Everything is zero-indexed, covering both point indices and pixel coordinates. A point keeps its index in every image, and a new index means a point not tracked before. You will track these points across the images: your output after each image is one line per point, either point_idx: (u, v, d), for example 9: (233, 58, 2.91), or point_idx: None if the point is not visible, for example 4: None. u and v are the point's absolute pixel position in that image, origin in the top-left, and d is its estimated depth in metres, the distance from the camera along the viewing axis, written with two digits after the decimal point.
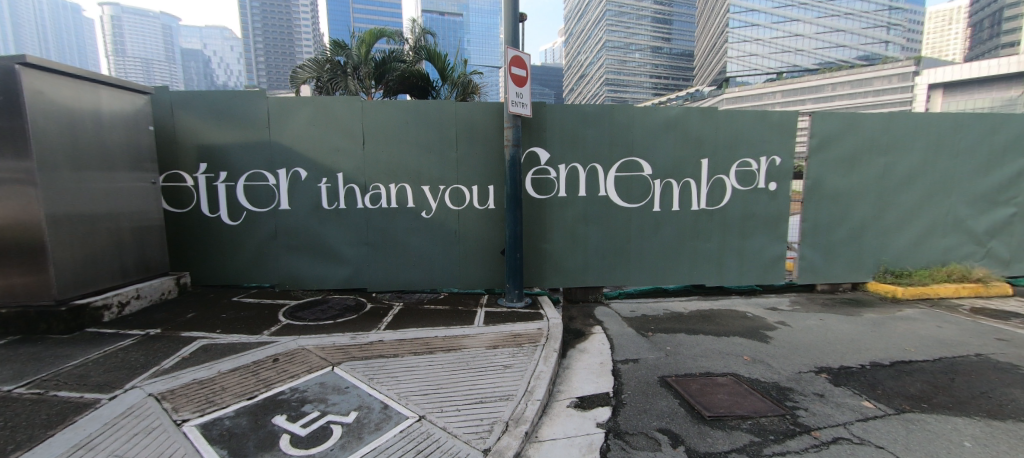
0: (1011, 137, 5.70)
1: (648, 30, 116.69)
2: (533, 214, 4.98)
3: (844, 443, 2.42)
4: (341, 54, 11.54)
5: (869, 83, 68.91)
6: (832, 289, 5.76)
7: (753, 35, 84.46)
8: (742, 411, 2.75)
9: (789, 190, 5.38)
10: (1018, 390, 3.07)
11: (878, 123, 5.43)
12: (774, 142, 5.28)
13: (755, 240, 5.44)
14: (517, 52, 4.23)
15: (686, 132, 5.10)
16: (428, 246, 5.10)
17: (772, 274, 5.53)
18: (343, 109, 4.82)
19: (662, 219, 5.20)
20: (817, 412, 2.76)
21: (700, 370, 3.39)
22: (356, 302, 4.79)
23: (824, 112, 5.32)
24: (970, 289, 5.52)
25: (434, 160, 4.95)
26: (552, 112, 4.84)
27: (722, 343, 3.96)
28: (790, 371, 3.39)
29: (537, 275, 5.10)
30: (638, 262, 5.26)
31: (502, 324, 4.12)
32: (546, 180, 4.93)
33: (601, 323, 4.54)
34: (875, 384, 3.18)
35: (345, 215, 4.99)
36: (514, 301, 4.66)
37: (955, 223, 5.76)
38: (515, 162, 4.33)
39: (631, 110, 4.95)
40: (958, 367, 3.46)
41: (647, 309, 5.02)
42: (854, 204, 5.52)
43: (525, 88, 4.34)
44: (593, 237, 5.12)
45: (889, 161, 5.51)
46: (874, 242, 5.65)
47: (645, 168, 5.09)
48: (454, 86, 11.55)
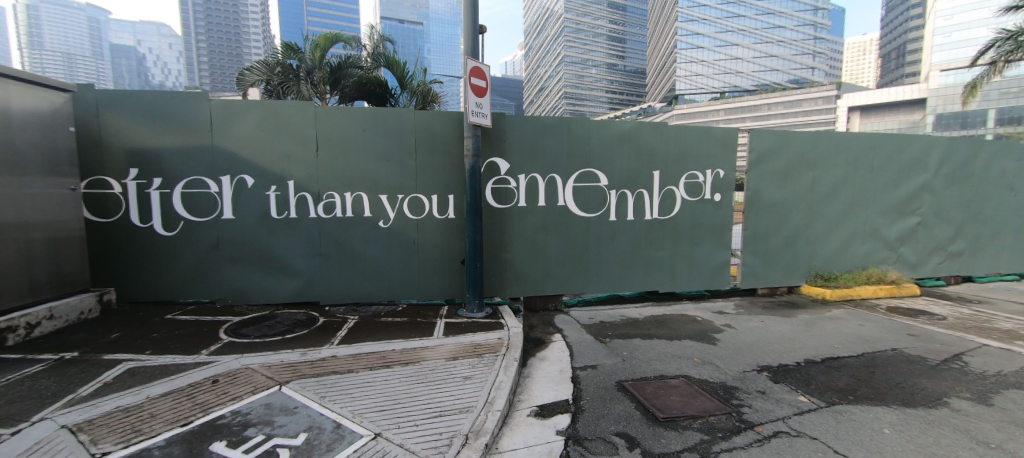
0: (913, 155, 6.48)
1: (604, 48, 122.09)
2: (494, 224, 4.99)
3: (783, 436, 2.59)
4: (293, 57, 11.14)
5: (799, 105, 75.89)
6: (770, 292, 6.21)
7: (699, 57, 90.60)
8: (693, 411, 2.87)
9: (732, 201, 5.78)
10: (926, 380, 3.45)
11: (807, 141, 5.98)
12: (717, 156, 5.67)
13: (703, 248, 5.77)
14: (476, 63, 4.25)
15: (639, 145, 5.35)
16: (386, 257, 4.95)
17: (719, 279, 5.88)
18: (294, 114, 4.61)
19: (618, 228, 5.39)
20: (760, 408, 2.95)
21: (654, 373, 3.51)
22: (308, 316, 4.55)
23: (760, 129, 5.78)
24: (886, 290, 6.16)
25: (392, 169, 4.85)
26: (511, 123, 4.91)
27: (674, 346, 4.15)
28: (736, 371, 3.60)
29: (498, 285, 5.10)
30: (596, 270, 5.40)
31: (461, 334, 4.07)
32: (506, 190, 4.97)
33: (561, 331, 4.60)
34: (808, 379, 3.44)
35: (296, 225, 4.75)
36: (474, 311, 4.62)
37: (872, 231, 6.42)
38: (475, 172, 4.34)
39: (588, 123, 5.12)
40: (877, 361, 3.84)
41: (605, 316, 5.15)
42: (788, 214, 6.01)
43: (484, 99, 4.38)
44: (552, 246, 5.21)
45: (816, 175, 6.07)
46: (805, 249, 6.16)
47: (601, 179, 5.27)
48: (413, 95, 11.22)
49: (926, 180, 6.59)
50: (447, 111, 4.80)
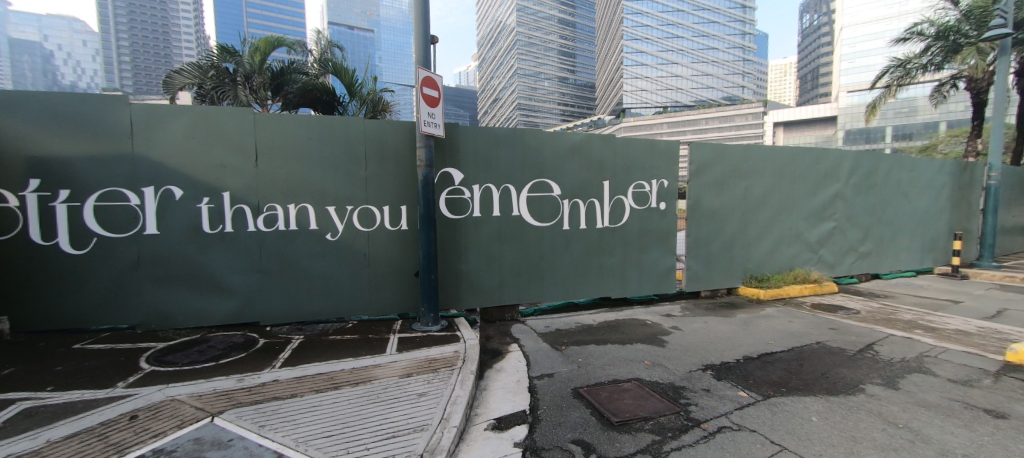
0: (828, 167, 7.24)
1: (555, 62, 126.15)
2: (448, 235, 4.92)
3: (727, 431, 2.74)
4: (229, 60, 10.40)
5: (733, 120, 82.52)
6: (712, 294, 6.62)
7: (644, 73, 96.11)
8: (645, 413, 2.97)
9: (676, 209, 6.13)
10: (845, 370, 3.81)
11: (739, 153, 6.49)
12: (661, 167, 6.00)
13: (651, 254, 6.05)
14: (428, 73, 4.20)
15: (590, 156, 5.54)
16: (335, 272, 4.72)
17: (666, 284, 6.19)
18: (230, 121, 4.30)
19: (571, 237, 5.52)
20: (705, 406, 3.10)
21: (608, 378, 3.60)
22: (246, 338, 4.20)
23: (699, 142, 6.19)
24: (811, 288, 6.78)
25: (340, 179, 4.65)
26: (464, 134, 4.90)
27: (626, 350, 4.29)
28: (683, 371, 3.78)
29: (454, 297, 5.02)
30: (551, 278, 5.47)
31: (416, 349, 3.94)
32: (461, 200, 4.93)
33: (517, 341, 4.60)
34: (747, 375, 3.68)
35: (232, 240, 4.40)
36: (429, 324, 4.50)
37: (797, 235, 7.06)
38: (428, 182, 4.27)
39: (540, 134, 5.23)
40: (805, 354, 4.20)
41: (560, 323, 5.23)
42: (724, 221, 6.47)
43: (437, 109, 4.34)
44: (507, 256, 5.22)
45: (748, 184, 6.59)
46: (741, 252, 6.65)
47: (554, 189, 5.38)
48: (363, 103, 10.99)
49: (839, 189, 7.38)
50: (398, 121, 4.70)
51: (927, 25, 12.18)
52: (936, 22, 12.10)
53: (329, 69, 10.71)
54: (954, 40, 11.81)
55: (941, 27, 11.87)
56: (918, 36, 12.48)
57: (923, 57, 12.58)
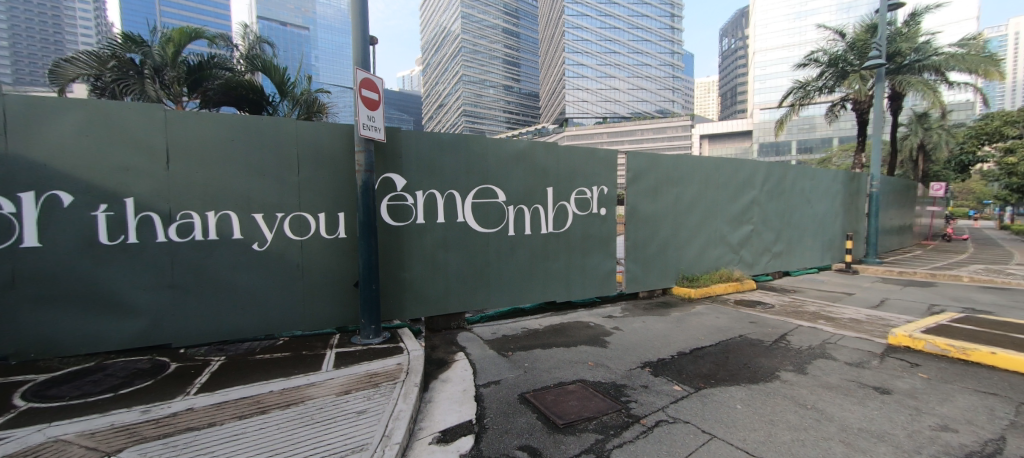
0: (745, 176, 8.00)
1: (500, 71, 127.94)
2: (390, 243, 4.73)
3: (663, 425, 2.88)
4: (135, 51, 9.27)
5: (665, 131, 88.65)
6: (649, 295, 7.01)
7: (585, 85, 100.39)
8: (588, 413, 3.04)
9: (615, 215, 6.43)
10: (763, 359, 4.20)
11: (670, 162, 6.97)
12: (600, 175, 6.27)
13: (593, 258, 6.27)
14: (367, 74, 4.04)
15: (533, 163, 5.64)
16: (263, 285, 4.34)
17: (607, 286, 6.45)
18: (136, 119, 3.81)
19: (516, 242, 5.56)
20: (644, 402, 3.25)
21: (554, 381, 3.65)
22: (154, 363, 3.71)
23: (634, 151, 6.55)
24: (734, 286, 7.41)
25: (269, 184, 4.31)
26: (406, 138, 4.76)
27: (571, 353, 4.38)
28: (624, 369, 3.94)
29: (397, 307, 4.82)
30: (497, 284, 5.46)
31: (355, 364, 3.73)
32: (403, 207, 4.77)
33: (464, 349, 4.52)
34: (680, 370, 3.92)
35: (137, 252, 3.88)
36: (370, 337, 4.29)
37: (721, 238, 7.71)
38: (368, 188, 4.08)
39: (484, 140, 5.24)
40: (730, 347, 4.57)
41: (507, 329, 5.23)
42: (659, 225, 6.89)
43: (377, 112, 4.18)
44: (452, 263, 5.13)
45: (678, 191, 7.09)
46: (674, 255, 7.12)
47: (499, 195, 5.40)
48: (295, 104, 10.50)
49: (755, 196, 8.18)
50: (334, 123, 4.46)
51: (822, 54, 14.01)
52: (828, 51, 13.96)
53: (257, 67, 9.92)
54: (843, 68, 13.73)
55: (832, 56, 13.75)
56: (816, 63, 14.30)
57: (818, 81, 14.41)
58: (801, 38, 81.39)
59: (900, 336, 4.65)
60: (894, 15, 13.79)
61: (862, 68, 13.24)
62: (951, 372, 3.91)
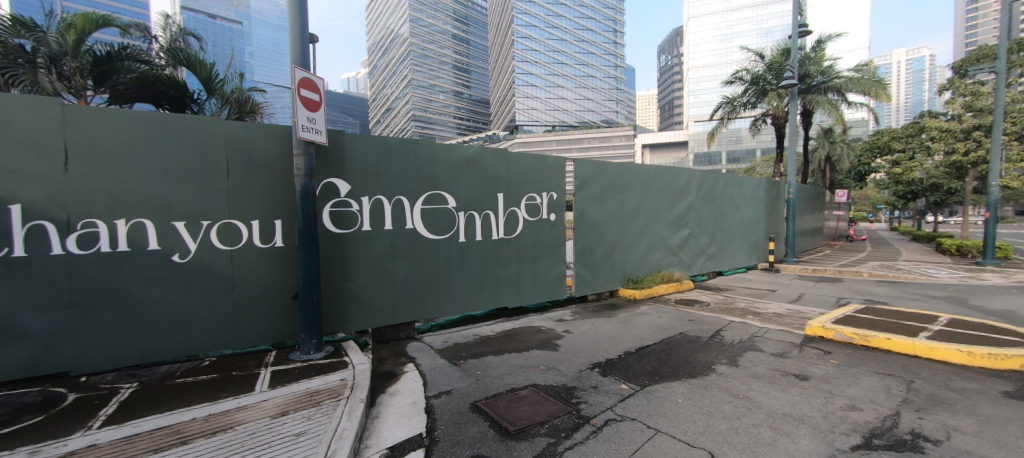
0: (682, 183, 8.55)
1: (450, 76, 127.24)
2: (333, 251, 4.47)
3: (612, 423, 2.97)
4: (26, 37, 8.07)
5: (610, 140, 92.57)
6: (597, 297, 7.26)
7: (534, 94, 102.44)
8: (540, 417, 3.06)
9: (564, 220, 6.61)
10: (701, 354, 4.48)
11: (615, 170, 7.27)
12: (550, 181, 6.43)
13: (543, 263, 6.38)
14: (306, 73, 3.81)
15: (483, 169, 5.64)
16: (185, 301, 3.91)
17: (557, 290, 6.59)
18: (23, 112, 3.27)
19: (467, 249, 5.51)
20: (594, 402, 3.33)
21: (506, 387, 3.64)
22: (46, 396, 3.19)
23: (582, 159, 6.76)
24: (674, 286, 7.87)
25: (193, 189, 3.91)
26: (351, 142, 4.56)
27: (523, 358, 4.40)
28: (575, 371, 4.02)
29: (341, 320, 4.56)
30: (448, 292, 5.36)
31: (294, 382, 3.47)
32: (347, 213, 4.54)
33: (413, 360, 4.37)
34: (627, 369, 4.07)
35: (24, 268, 3.31)
36: (311, 352, 4.01)
37: (661, 241, 8.16)
38: (308, 194, 3.85)
39: (433, 146, 5.16)
40: (671, 344, 4.83)
41: (458, 337, 5.13)
42: (605, 230, 7.16)
43: (318, 114, 3.97)
44: (401, 271, 4.97)
45: (622, 198, 7.42)
46: (619, 258, 7.42)
47: (449, 201, 5.32)
48: (224, 102, 9.78)
49: (690, 202, 8.77)
50: (270, 125, 4.17)
51: (746, 73, 15.50)
52: (751, 71, 15.47)
53: (180, 60, 9.09)
54: (763, 86, 15.28)
55: (754, 75, 15.24)
56: (740, 81, 15.77)
57: (743, 97, 15.88)
58: (727, 58, 89.36)
59: (815, 327, 5.18)
60: (805, 42, 15.49)
61: (778, 86, 14.80)
62: (856, 357, 4.42)
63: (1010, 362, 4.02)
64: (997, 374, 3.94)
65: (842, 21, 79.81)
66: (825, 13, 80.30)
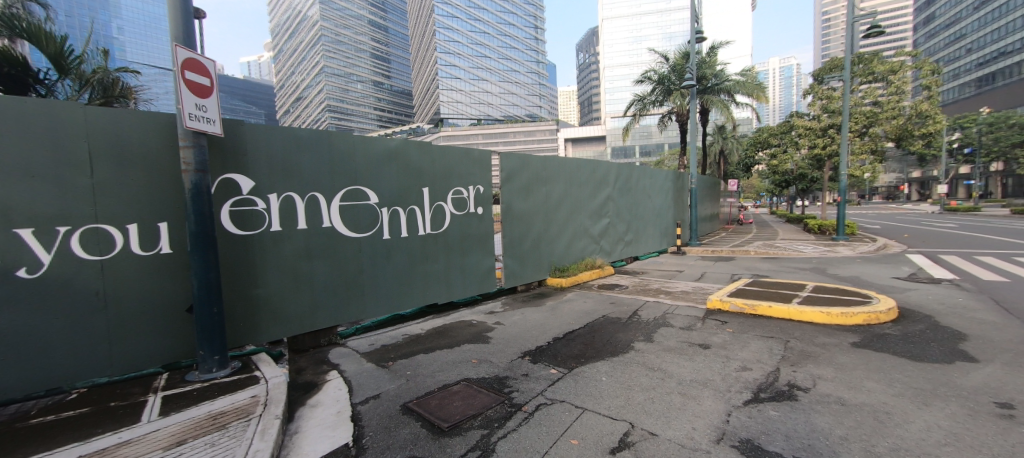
0: (601, 175, 9.08)
1: (369, 65, 120.29)
2: (237, 256, 3.99)
3: (542, 407, 3.08)
4: None
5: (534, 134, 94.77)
6: (526, 288, 7.45)
7: (459, 87, 101.03)
8: (473, 410, 3.06)
9: (491, 213, 6.68)
10: (621, 334, 4.82)
11: (539, 162, 7.49)
12: (475, 175, 6.45)
13: (471, 256, 6.38)
14: (192, 54, 3.31)
15: (406, 163, 5.45)
16: (41, 325, 3.19)
17: (486, 283, 6.65)
18: None
19: (393, 246, 5.29)
20: (524, 389, 3.42)
21: (438, 385, 3.58)
22: None
23: (507, 153, 6.85)
24: (596, 273, 8.35)
25: (44, 191, 3.19)
26: (253, 133, 4.09)
27: (454, 353, 4.37)
28: (506, 362, 4.09)
29: (249, 331, 4.10)
30: (373, 292, 5.10)
31: (193, 406, 3.05)
32: (252, 213, 4.07)
33: (336, 367, 4.10)
34: (555, 354, 4.24)
35: None
36: (213, 371, 3.55)
37: (584, 231, 8.61)
38: (202, 191, 3.38)
39: (350, 138, 4.85)
40: (595, 327, 5.14)
41: (385, 339, 4.91)
42: (531, 222, 7.36)
43: (209, 100, 3.47)
44: (319, 273, 4.60)
45: (547, 190, 7.67)
46: (546, 248, 7.68)
47: (370, 197, 5.05)
48: (81, 84, 8.42)
49: (609, 193, 9.36)
50: (144, 112, 3.58)
51: (654, 73, 16.91)
52: (657, 72, 16.93)
53: (15, 31, 7.33)
54: (667, 86, 16.84)
55: (660, 76, 16.70)
56: (649, 80, 17.19)
57: (651, 96, 17.32)
58: (637, 58, 96.38)
59: (714, 301, 5.86)
60: (701, 47, 17.22)
61: (680, 86, 16.40)
62: (746, 324, 5.10)
63: (855, 318, 4.96)
64: (846, 329, 4.83)
65: (731, 30, 90.26)
66: (717, 22, 90.19)
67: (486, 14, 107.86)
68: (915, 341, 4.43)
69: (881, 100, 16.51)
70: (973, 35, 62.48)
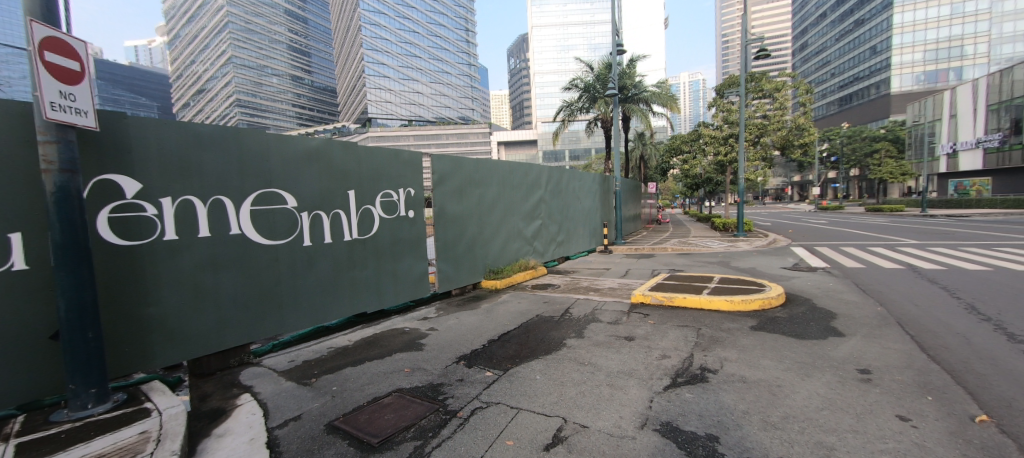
0: (533, 177, 9.30)
1: (286, 58, 111.13)
2: (120, 270, 3.41)
3: (477, 412, 3.05)
4: None
5: (468, 137, 94.47)
6: (461, 291, 7.38)
7: (388, 86, 97.43)
8: (405, 422, 2.94)
9: (423, 217, 6.52)
10: (554, 332, 4.97)
11: (472, 165, 7.47)
12: (406, 177, 6.25)
13: (403, 261, 6.17)
14: (56, 32, 2.76)
15: (329, 163, 5.11)
16: None
17: (420, 288, 6.47)
18: None
19: (315, 254, 4.92)
20: (459, 395, 3.36)
21: (368, 398, 3.39)
22: None
23: (439, 154, 6.76)
24: (531, 273, 8.52)
25: None
26: (140, 128, 3.55)
27: (386, 363, 4.18)
28: (441, 368, 4.00)
29: (139, 357, 3.54)
30: (292, 304, 4.70)
31: (60, 451, 2.54)
32: (139, 219, 3.53)
33: (249, 389, 3.69)
34: (491, 356, 4.24)
35: None
36: (88, 407, 2.99)
37: (517, 233, 8.75)
38: (69, 195, 2.84)
39: (263, 136, 4.43)
40: (530, 326, 5.24)
41: (307, 354, 4.54)
42: (465, 225, 7.32)
43: (79, 88, 2.93)
44: (226, 286, 4.12)
45: (480, 192, 7.68)
46: (480, 251, 7.68)
47: (287, 200, 4.64)
48: None
49: (541, 195, 9.62)
50: None
51: (580, 81, 17.79)
52: (583, 80, 17.85)
53: None
54: (592, 94, 17.84)
55: (586, 84, 17.63)
56: (576, 88, 18.05)
57: (578, 102, 18.17)
58: (565, 66, 100.69)
59: (638, 295, 6.29)
60: (622, 59, 18.46)
61: (603, 95, 17.46)
62: (666, 315, 5.55)
63: (753, 303, 5.64)
64: (747, 314, 5.48)
65: (648, 45, 98.15)
66: (636, 37, 97.51)
67: (415, 12, 105.27)
68: (799, 321, 5.15)
69: (769, 114, 19.07)
70: (835, 61, 74.54)
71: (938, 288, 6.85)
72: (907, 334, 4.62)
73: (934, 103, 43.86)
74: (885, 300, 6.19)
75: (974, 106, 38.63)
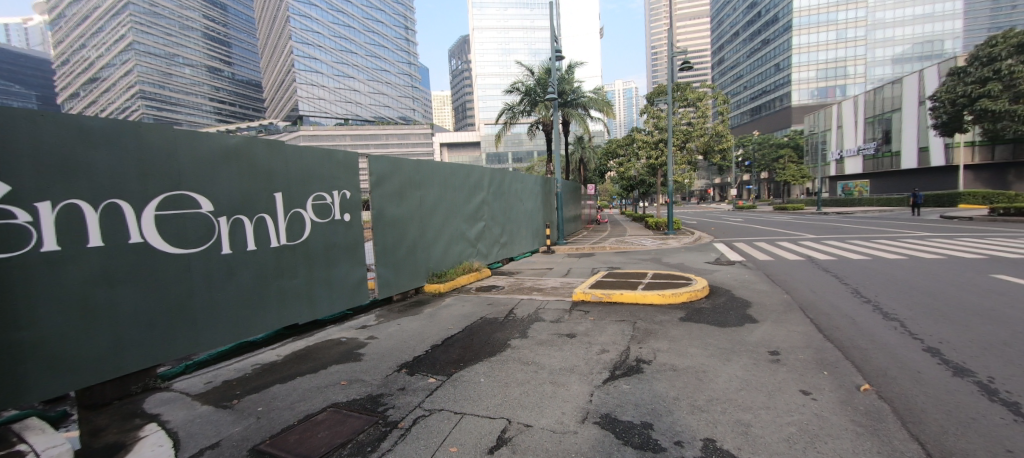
0: (475, 179, 9.26)
1: (201, 47, 100.57)
2: None
3: (419, 421, 2.96)
4: None
5: (408, 138, 91.81)
6: (403, 296, 7.14)
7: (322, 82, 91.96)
8: (340, 438, 2.77)
9: (360, 220, 6.22)
10: (499, 334, 4.98)
11: (411, 166, 7.27)
12: (340, 179, 5.93)
13: (339, 268, 5.84)
14: None
15: (252, 163, 4.70)
16: None
17: (358, 295, 6.17)
18: None
19: (236, 263, 4.50)
20: (400, 405, 3.24)
21: (299, 416, 3.15)
22: None
23: (376, 155, 6.49)
24: (475, 276, 8.46)
25: None
26: (6, 119, 2.99)
27: (320, 377, 3.92)
28: (381, 378, 3.83)
29: (6, 393, 2.95)
30: (209, 319, 4.24)
31: None
32: (9, 228, 2.97)
33: (155, 419, 3.26)
34: (433, 362, 4.14)
35: None
36: None
37: (460, 235, 8.66)
38: None
39: (170, 133, 3.97)
40: (474, 329, 5.19)
41: (228, 373, 4.12)
42: (404, 227, 7.09)
43: None
44: (125, 302, 3.61)
45: (420, 194, 7.49)
46: (422, 254, 7.50)
47: (200, 204, 4.19)
48: None
49: (483, 197, 9.61)
50: None
51: (521, 85, 18.17)
52: (524, 84, 18.23)
53: None
54: (533, 97, 18.30)
55: (527, 87, 18.05)
56: (518, 91, 18.39)
57: (519, 105, 18.47)
58: (508, 70, 101.84)
59: (579, 293, 6.49)
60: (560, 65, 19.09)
61: (544, 98, 17.96)
62: (604, 311, 5.81)
63: (681, 296, 6.09)
64: (676, 307, 5.89)
65: (586, 53, 102.30)
66: (574, 45, 101.25)
67: (351, 6, 100.47)
68: (720, 311, 5.64)
69: (693, 122, 20.75)
70: (747, 75, 83.11)
71: (830, 276, 7.88)
72: (807, 317, 5.24)
73: (825, 115, 50.50)
74: (790, 288, 6.99)
75: (855, 119, 45.11)
